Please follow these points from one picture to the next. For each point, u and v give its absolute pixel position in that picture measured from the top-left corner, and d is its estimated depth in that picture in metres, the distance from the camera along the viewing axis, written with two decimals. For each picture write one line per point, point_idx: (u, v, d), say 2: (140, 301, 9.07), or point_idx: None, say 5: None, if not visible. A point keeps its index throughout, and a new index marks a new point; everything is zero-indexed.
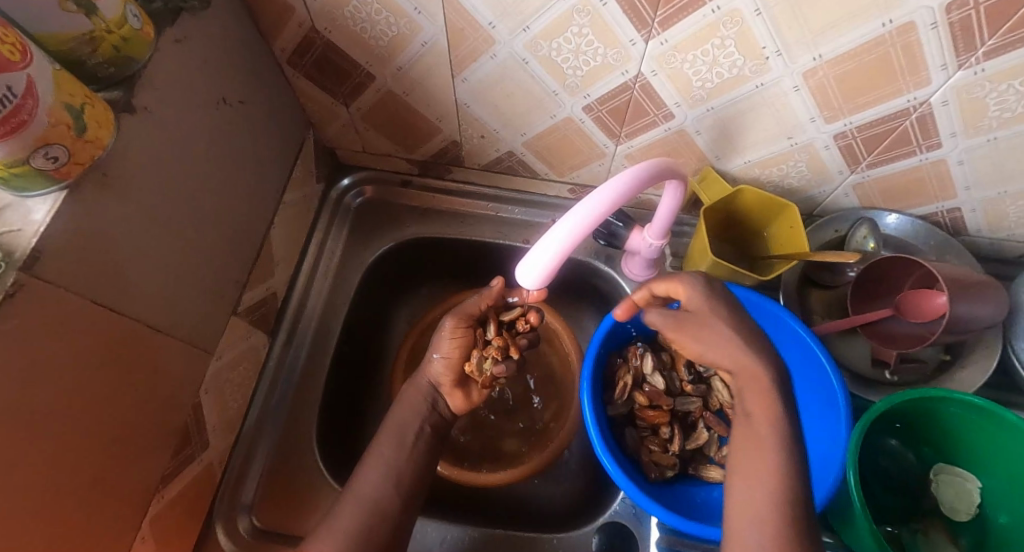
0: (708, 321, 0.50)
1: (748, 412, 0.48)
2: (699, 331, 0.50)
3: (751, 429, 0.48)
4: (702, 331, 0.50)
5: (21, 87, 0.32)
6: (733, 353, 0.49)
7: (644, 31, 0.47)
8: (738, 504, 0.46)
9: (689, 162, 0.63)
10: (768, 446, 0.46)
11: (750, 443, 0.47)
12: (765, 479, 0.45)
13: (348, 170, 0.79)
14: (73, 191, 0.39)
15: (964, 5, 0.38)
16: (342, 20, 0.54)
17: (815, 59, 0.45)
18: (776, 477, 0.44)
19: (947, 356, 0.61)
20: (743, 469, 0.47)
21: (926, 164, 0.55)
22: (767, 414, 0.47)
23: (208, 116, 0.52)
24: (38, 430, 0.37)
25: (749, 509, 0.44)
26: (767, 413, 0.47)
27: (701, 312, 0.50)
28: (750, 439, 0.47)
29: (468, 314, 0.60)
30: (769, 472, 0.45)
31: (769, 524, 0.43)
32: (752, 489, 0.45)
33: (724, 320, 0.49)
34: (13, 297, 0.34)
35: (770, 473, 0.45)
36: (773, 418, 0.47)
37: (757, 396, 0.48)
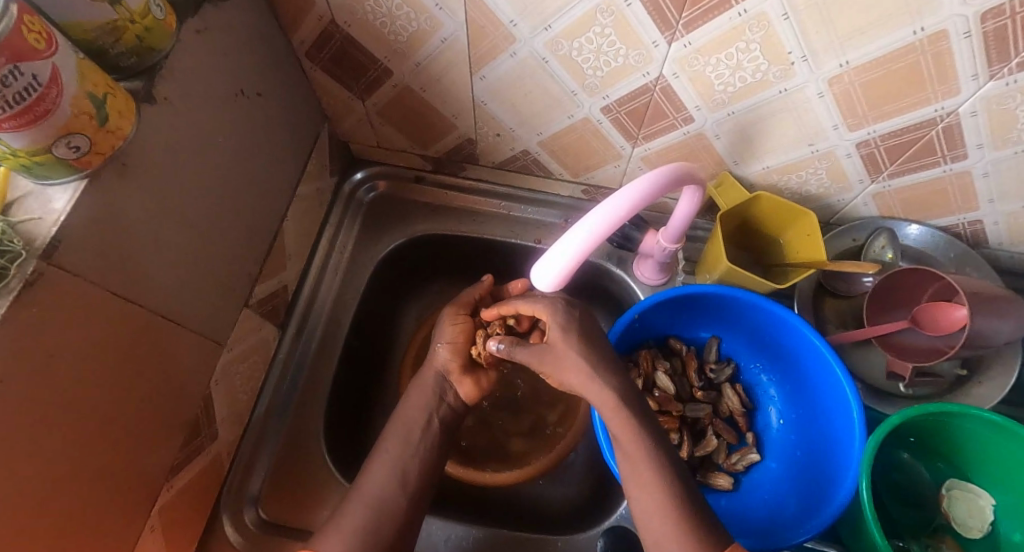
0: (563, 353, 0.52)
1: (614, 437, 0.50)
2: (548, 361, 0.53)
3: (622, 452, 0.50)
4: (555, 362, 0.52)
5: (45, 76, 0.32)
6: (588, 383, 0.51)
7: (668, 33, 0.46)
8: (640, 513, 0.48)
9: (706, 166, 0.62)
10: (640, 463, 0.48)
11: (630, 462, 0.49)
12: (654, 488, 0.47)
13: (361, 164, 0.79)
14: (93, 180, 0.39)
15: (1000, 15, 0.38)
16: (363, 15, 0.53)
17: (841, 65, 0.45)
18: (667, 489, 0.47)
19: (964, 372, 0.59)
20: (634, 483, 0.49)
21: (949, 175, 0.54)
22: (630, 434, 0.49)
23: (226, 107, 0.52)
24: (54, 418, 0.38)
25: (651, 521, 0.47)
26: (631, 433, 0.49)
27: (554, 343, 0.53)
28: (626, 458, 0.50)
29: (466, 302, 0.65)
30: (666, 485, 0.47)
31: (673, 533, 0.46)
32: (644, 501, 0.48)
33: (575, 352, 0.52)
34: (32, 286, 0.34)
35: (658, 480, 0.48)
36: (646, 438, 0.49)
37: (612, 416, 0.50)
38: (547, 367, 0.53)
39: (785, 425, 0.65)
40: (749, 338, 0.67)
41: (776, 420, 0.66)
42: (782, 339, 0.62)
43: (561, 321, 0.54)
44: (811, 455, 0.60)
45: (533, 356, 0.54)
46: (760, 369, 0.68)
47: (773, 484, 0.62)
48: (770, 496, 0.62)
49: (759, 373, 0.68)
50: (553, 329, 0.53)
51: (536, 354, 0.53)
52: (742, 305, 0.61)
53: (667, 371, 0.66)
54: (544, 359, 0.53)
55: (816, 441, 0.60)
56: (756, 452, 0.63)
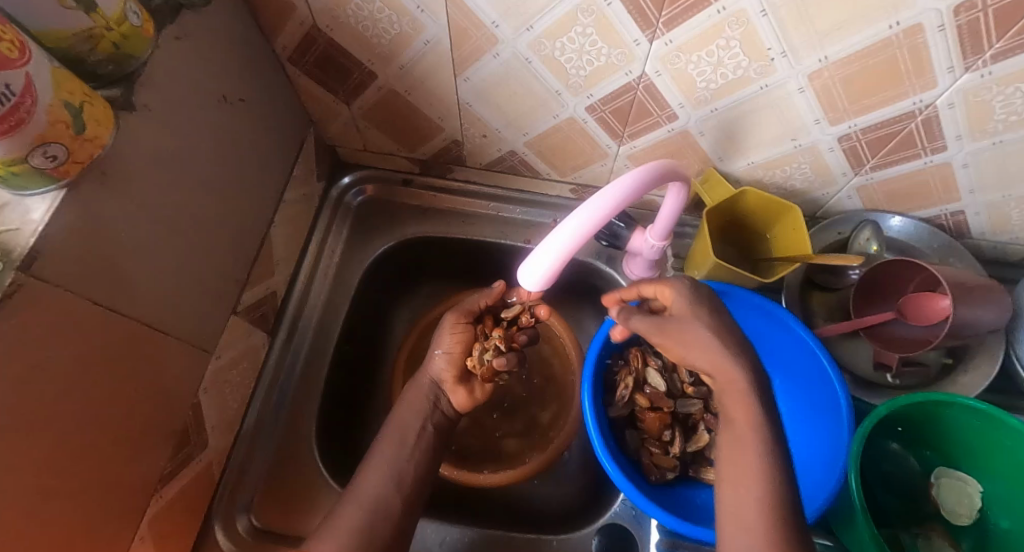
0: (689, 323, 0.48)
1: (731, 419, 0.47)
2: (674, 329, 0.49)
3: (732, 434, 0.46)
4: (681, 333, 0.48)
5: (19, 84, 0.32)
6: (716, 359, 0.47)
7: (649, 31, 0.46)
8: None
9: (692, 163, 0.62)
10: None
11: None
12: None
13: (349, 168, 0.79)
14: (72, 190, 0.38)
15: (972, 8, 0.38)
16: (344, 19, 0.53)
17: (820, 60, 0.45)
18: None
19: (949, 360, 0.60)
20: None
21: (929, 167, 0.54)
22: (748, 420, 0.45)
23: (209, 114, 0.52)
24: (36, 430, 0.37)
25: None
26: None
27: (685, 314, 0.49)
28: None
29: (470, 310, 0.63)
30: None
31: None
32: (737, 494, 0.43)
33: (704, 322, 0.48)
34: (11, 297, 0.34)
35: None
36: None
37: (735, 399, 0.46)
38: (671, 337, 0.49)
39: None
40: None
41: None
42: (770, 334, 0.62)
43: (653, 321, 0.49)
44: (801, 447, 0.60)
45: (655, 326, 0.50)
46: None
47: None
48: None
49: None
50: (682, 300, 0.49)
51: (662, 321, 0.49)
52: (729, 300, 0.62)
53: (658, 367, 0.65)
54: (670, 327, 0.49)
55: (805, 433, 0.61)
56: None
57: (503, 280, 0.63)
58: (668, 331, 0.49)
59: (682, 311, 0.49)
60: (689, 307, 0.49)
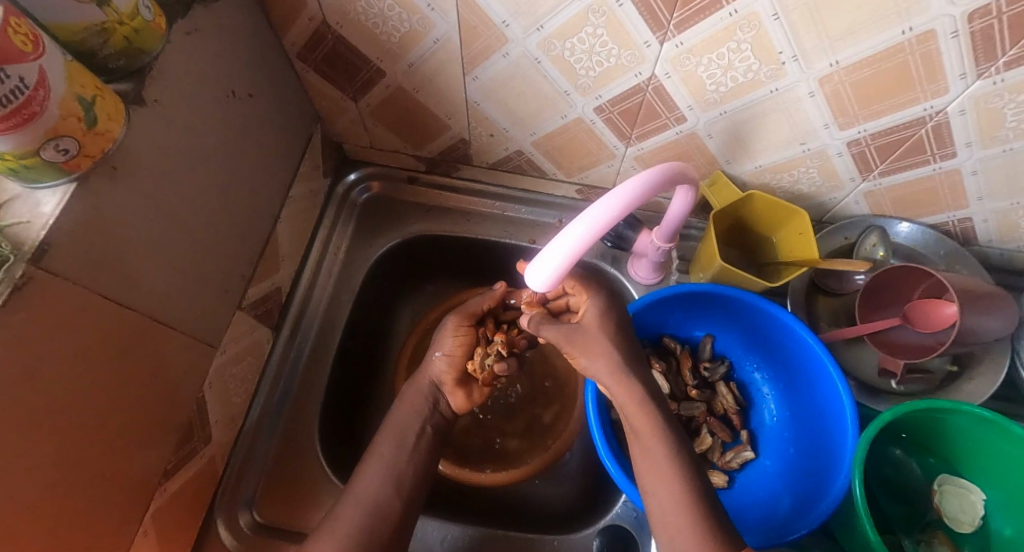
0: (596, 336, 0.53)
1: (635, 431, 0.51)
2: (581, 339, 0.53)
3: (641, 446, 0.50)
4: (587, 343, 0.53)
5: (32, 78, 0.32)
6: (615, 374, 0.52)
7: (660, 33, 0.46)
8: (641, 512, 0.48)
9: (700, 166, 0.62)
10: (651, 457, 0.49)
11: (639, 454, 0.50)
12: (661, 485, 0.48)
13: (355, 164, 0.79)
14: (82, 183, 0.38)
15: (987, 14, 0.38)
16: (354, 15, 0.53)
17: (831, 64, 0.45)
18: (679, 484, 0.48)
19: (954, 367, 0.60)
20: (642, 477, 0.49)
21: (938, 174, 0.54)
22: (651, 427, 0.50)
23: (217, 109, 0.52)
24: (44, 422, 0.37)
25: (665, 517, 0.47)
26: (644, 425, 0.50)
27: (592, 327, 0.54)
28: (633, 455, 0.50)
29: (472, 312, 0.63)
30: (669, 486, 0.48)
31: (687, 526, 0.46)
32: (660, 496, 0.48)
33: (609, 340, 0.53)
34: (21, 289, 0.34)
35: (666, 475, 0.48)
36: (659, 434, 0.50)
37: (632, 410, 0.51)
38: (577, 347, 0.53)
39: (780, 423, 0.65)
40: (743, 335, 0.67)
41: (771, 417, 0.66)
42: (776, 339, 0.62)
43: (567, 331, 0.54)
44: (805, 452, 0.60)
45: (565, 335, 0.54)
46: (755, 367, 0.68)
47: (767, 482, 0.63)
48: (765, 494, 0.62)
49: (753, 371, 0.68)
50: (590, 315, 0.55)
51: (569, 331, 0.54)
52: (734, 303, 0.62)
53: (663, 369, 0.65)
54: (576, 338, 0.54)
55: (810, 439, 0.60)
56: (751, 451, 0.64)
57: (503, 281, 0.65)
58: (576, 342, 0.53)
59: (592, 324, 0.54)
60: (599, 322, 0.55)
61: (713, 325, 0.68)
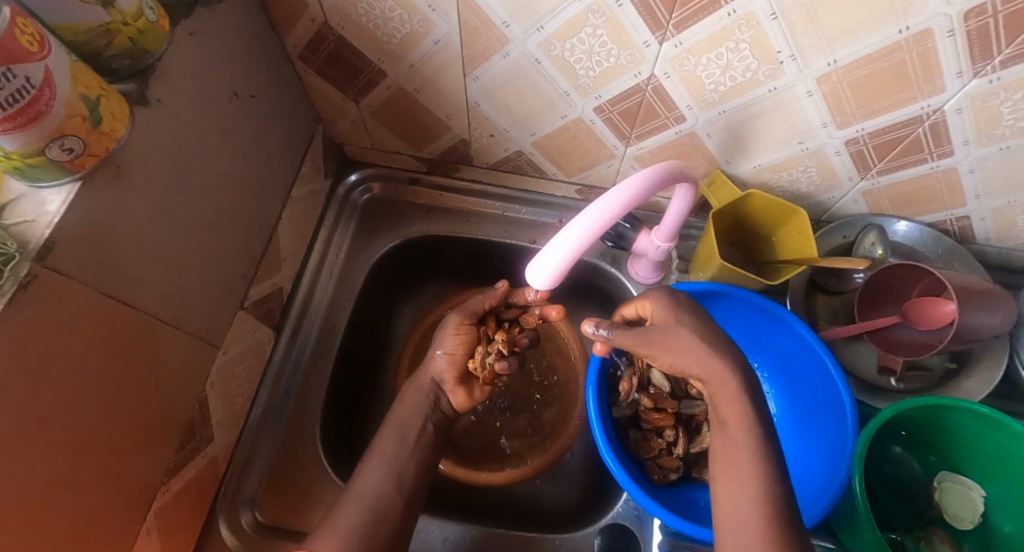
0: (673, 330, 0.48)
1: (721, 422, 0.47)
2: (658, 338, 0.48)
3: (728, 440, 0.46)
4: (665, 340, 0.48)
5: (38, 78, 0.32)
6: (701, 355, 0.47)
7: (659, 33, 0.46)
8: None
9: (699, 165, 0.62)
10: None
11: None
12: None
13: (355, 166, 0.79)
14: (87, 183, 0.39)
15: (982, 13, 0.38)
16: (356, 17, 0.53)
17: (829, 64, 0.45)
18: None
19: (953, 365, 0.61)
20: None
21: (936, 172, 0.54)
22: None
23: (219, 110, 0.52)
24: (49, 419, 0.38)
25: None
26: None
27: (666, 323, 0.49)
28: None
29: (473, 311, 0.63)
30: None
31: None
32: None
33: (684, 324, 0.48)
34: (26, 287, 0.34)
35: None
36: None
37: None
38: (656, 346, 0.48)
39: (779, 421, 0.65)
40: (742, 334, 0.67)
41: (771, 415, 0.66)
42: (776, 337, 0.63)
43: (641, 335, 0.49)
44: (805, 450, 0.61)
45: (639, 337, 0.49)
46: (754, 365, 0.68)
47: None
48: None
49: None
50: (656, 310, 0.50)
51: (640, 331, 0.49)
52: (734, 302, 0.62)
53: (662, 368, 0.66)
54: (652, 337, 0.48)
55: (809, 436, 0.61)
56: None
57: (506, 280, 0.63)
58: (653, 341, 0.48)
59: (662, 320, 0.49)
60: (669, 316, 0.49)
61: None
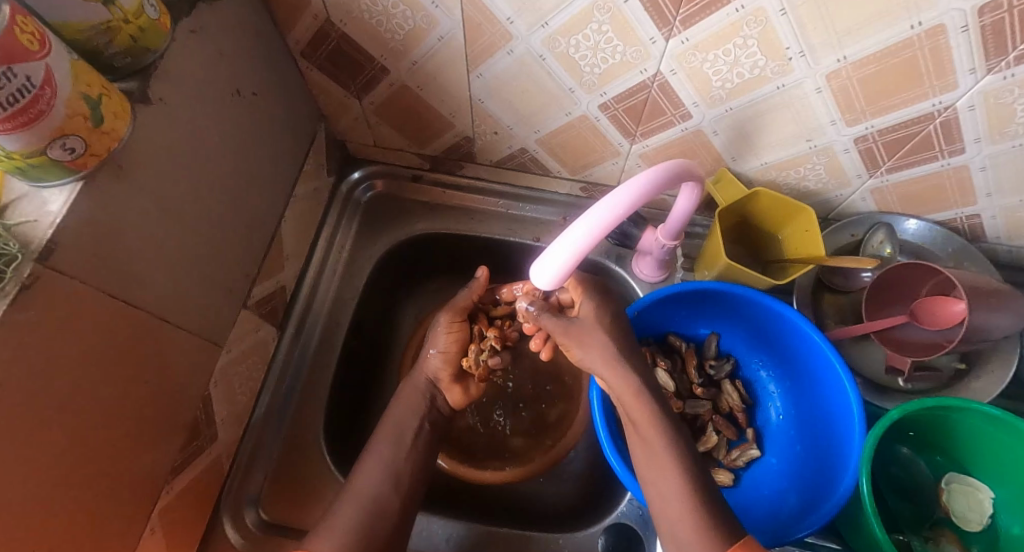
0: (590, 328, 0.54)
1: (631, 421, 0.51)
2: (576, 331, 0.54)
3: (639, 436, 0.50)
4: (582, 335, 0.54)
5: (38, 77, 0.32)
6: (610, 363, 0.52)
7: (665, 29, 0.46)
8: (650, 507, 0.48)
9: (704, 163, 0.62)
10: (659, 450, 0.49)
11: (646, 448, 0.49)
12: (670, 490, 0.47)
13: (358, 163, 0.79)
14: (89, 182, 0.38)
15: (997, 8, 0.37)
16: (358, 13, 0.53)
17: (839, 60, 0.45)
18: (686, 479, 0.48)
19: (963, 365, 0.60)
20: (654, 473, 0.49)
21: (947, 169, 0.54)
22: (657, 420, 0.50)
23: (222, 107, 0.52)
24: (52, 420, 0.37)
25: (666, 505, 0.47)
26: (649, 419, 0.50)
27: (589, 320, 0.55)
28: (645, 455, 0.50)
29: (462, 308, 0.62)
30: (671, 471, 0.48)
31: (690, 518, 0.45)
32: (660, 486, 0.48)
33: (604, 329, 0.54)
34: (28, 288, 0.34)
35: (671, 469, 0.48)
36: (661, 434, 0.49)
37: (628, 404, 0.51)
38: (570, 336, 0.54)
39: (786, 420, 0.65)
40: (747, 333, 0.67)
41: (777, 415, 0.66)
42: (782, 337, 0.62)
43: (563, 324, 0.54)
44: (811, 450, 0.60)
45: (561, 326, 0.55)
46: (760, 364, 0.68)
47: (773, 480, 0.62)
48: (770, 491, 0.62)
49: (759, 368, 0.68)
50: (586, 306, 0.56)
51: (566, 322, 0.55)
52: (739, 301, 0.61)
53: (668, 367, 0.65)
54: (571, 329, 0.54)
55: (816, 436, 0.60)
56: (756, 449, 0.63)
57: (486, 267, 0.62)
58: (572, 333, 0.54)
59: (588, 317, 0.55)
60: (594, 314, 0.55)
61: (717, 323, 0.68)
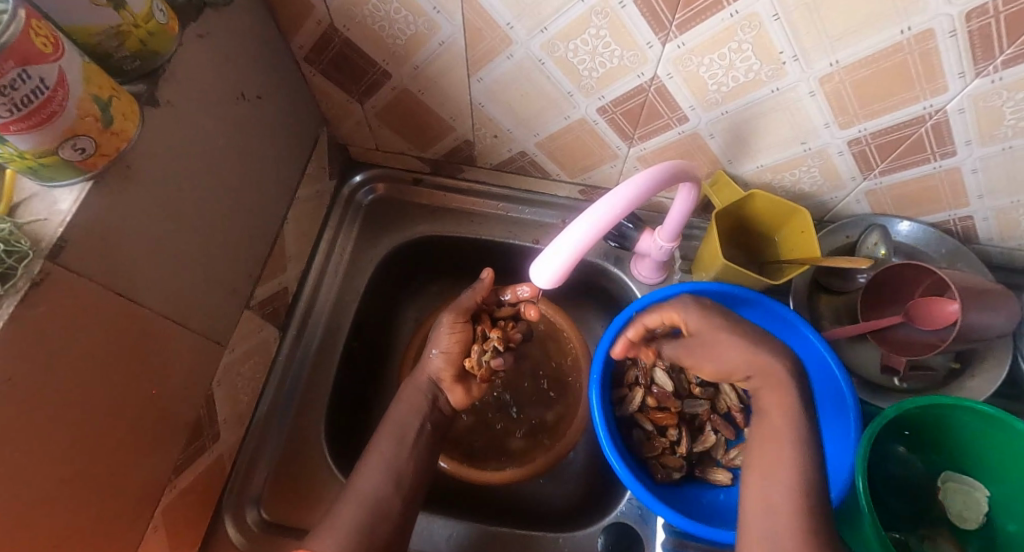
0: (714, 336, 0.53)
1: (765, 414, 0.50)
2: (707, 345, 0.53)
3: (770, 427, 0.49)
4: (714, 347, 0.53)
5: (52, 79, 0.32)
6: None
7: (662, 34, 0.47)
8: None
9: (701, 165, 0.63)
10: (784, 443, 0.48)
11: (769, 438, 0.49)
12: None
13: (360, 166, 0.80)
14: (98, 182, 0.39)
15: (984, 13, 0.39)
16: (362, 18, 0.54)
17: (831, 64, 0.46)
18: None
19: (957, 364, 0.61)
20: (760, 462, 0.48)
21: (939, 172, 0.55)
22: None
23: (227, 111, 0.53)
24: (60, 415, 0.38)
25: (770, 499, 0.46)
26: (783, 410, 0.49)
27: (706, 327, 0.53)
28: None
29: (466, 308, 0.61)
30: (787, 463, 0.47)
31: (791, 515, 0.44)
32: (765, 481, 0.47)
33: (726, 332, 0.52)
34: (39, 285, 0.35)
35: None
36: None
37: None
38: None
39: None
40: None
41: None
42: None
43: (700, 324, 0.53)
44: None
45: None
46: None
47: None
48: None
49: None
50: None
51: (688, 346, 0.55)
52: (737, 302, 0.62)
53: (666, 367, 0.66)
54: (705, 340, 0.53)
55: None
56: None
57: (491, 269, 0.62)
58: (707, 345, 0.53)
59: (700, 325, 0.53)
60: (705, 320, 0.53)
61: None
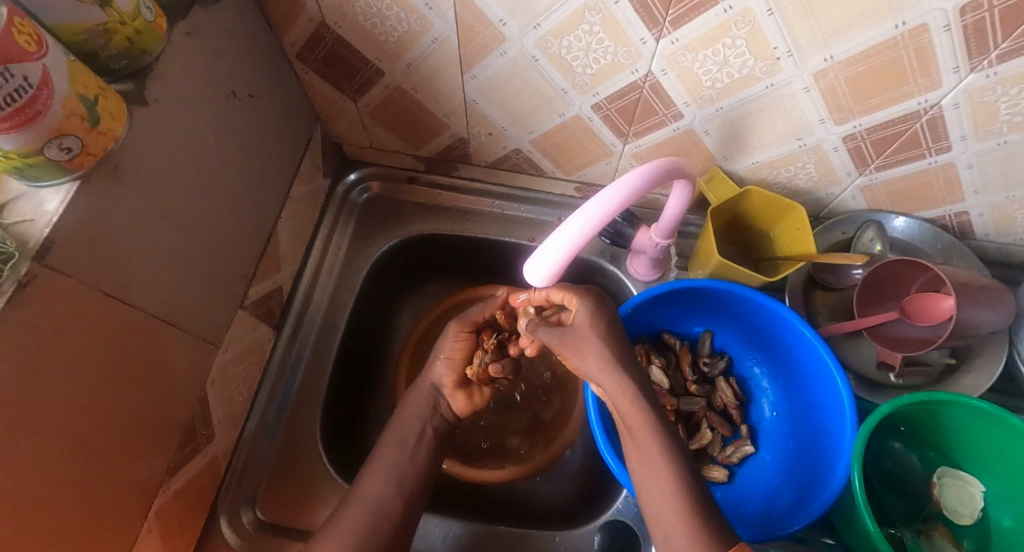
0: (586, 336, 0.53)
1: (626, 426, 0.51)
2: (572, 340, 0.53)
3: (635, 442, 0.50)
4: (577, 343, 0.53)
5: (35, 77, 0.32)
6: (606, 369, 0.52)
7: (656, 30, 0.46)
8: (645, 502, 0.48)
9: (697, 162, 0.62)
10: (653, 456, 0.49)
11: (639, 453, 0.50)
12: (662, 484, 0.48)
13: (355, 165, 0.79)
14: (85, 182, 0.39)
15: (979, 8, 0.38)
16: (353, 15, 0.53)
17: (826, 59, 0.45)
18: (680, 473, 0.48)
19: (952, 360, 0.61)
20: (643, 477, 0.49)
21: (934, 167, 0.54)
22: (646, 417, 0.50)
23: (217, 109, 0.52)
24: (48, 418, 0.38)
25: (660, 508, 0.47)
26: (644, 428, 0.50)
27: (582, 326, 0.54)
28: (643, 454, 0.50)
29: (474, 320, 0.63)
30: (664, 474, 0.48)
31: (684, 527, 0.45)
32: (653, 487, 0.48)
33: (600, 336, 0.53)
34: (25, 286, 0.35)
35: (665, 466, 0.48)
36: (655, 430, 0.49)
37: (623, 402, 0.51)
38: (568, 347, 0.53)
39: (779, 416, 0.65)
40: (740, 330, 0.67)
41: (771, 411, 0.66)
42: (775, 334, 0.62)
43: (592, 310, 0.55)
44: (804, 445, 0.61)
45: (556, 337, 0.54)
46: (753, 361, 0.68)
47: (767, 476, 0.63)
48: (765, 487, 0.62)
49: (752, 365, 0.69)
50: (580, 314, 0.54)
51: (560, 331, 0.54)
52: (733, 299, 0.62)
53: (662, 365, 0.66)
54: (567, 338, 0.54)
55: (808, 432, 0.61)
56: (750, 445, 0.64)
57: (506, 289, 0.65)
58: (567, 343, 0.54)
59: (583, 324, 0.54)
60: (590, 319, 0.54)
61: (710, 321, 0.68)
